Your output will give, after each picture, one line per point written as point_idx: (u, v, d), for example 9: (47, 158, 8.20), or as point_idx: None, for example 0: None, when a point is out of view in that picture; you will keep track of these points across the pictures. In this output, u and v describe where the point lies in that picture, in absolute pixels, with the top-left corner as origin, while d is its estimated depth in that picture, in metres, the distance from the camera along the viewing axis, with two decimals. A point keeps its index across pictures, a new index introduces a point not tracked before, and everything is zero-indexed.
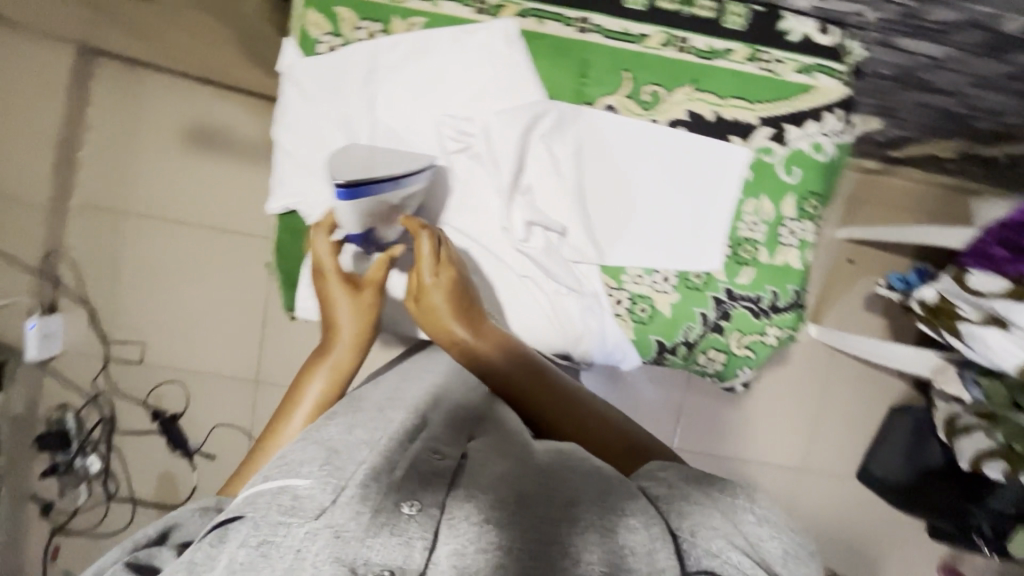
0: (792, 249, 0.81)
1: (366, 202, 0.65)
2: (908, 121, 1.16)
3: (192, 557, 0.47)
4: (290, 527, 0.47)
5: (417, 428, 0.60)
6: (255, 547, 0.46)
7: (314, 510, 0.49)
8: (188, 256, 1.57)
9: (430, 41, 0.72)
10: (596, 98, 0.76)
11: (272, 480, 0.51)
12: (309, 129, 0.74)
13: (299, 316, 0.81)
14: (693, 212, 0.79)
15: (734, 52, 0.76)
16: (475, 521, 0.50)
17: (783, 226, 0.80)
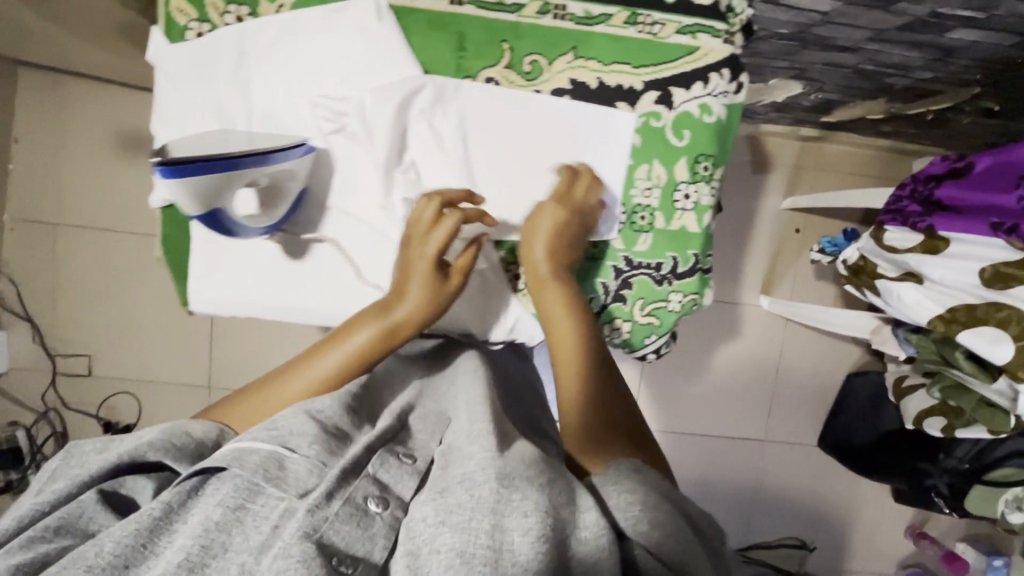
0: (688, 214, 0.80)
1: (199, 180, 0.59)
2: (825, 83, 1.15)
3: (160, 508, 0.46)
4: (268, 499, 0.46)
5: (393, 426, 0.57)
6: (226, 514, 0.45)
7: (298, 485, 0.47)
8: (130, 264, 1.56)
9: (298, 20, 0.71)
10: (476, 71, 0.75)
11: (261, 442, 0.49)
12: (184, 117, 0.73)
13: (195, 311, 0.78)
14: (585, 180, 0.78)
15: (612, 16, 0.75)
16: (432, 521, 0.45)
17: (677, 190, 0.80)
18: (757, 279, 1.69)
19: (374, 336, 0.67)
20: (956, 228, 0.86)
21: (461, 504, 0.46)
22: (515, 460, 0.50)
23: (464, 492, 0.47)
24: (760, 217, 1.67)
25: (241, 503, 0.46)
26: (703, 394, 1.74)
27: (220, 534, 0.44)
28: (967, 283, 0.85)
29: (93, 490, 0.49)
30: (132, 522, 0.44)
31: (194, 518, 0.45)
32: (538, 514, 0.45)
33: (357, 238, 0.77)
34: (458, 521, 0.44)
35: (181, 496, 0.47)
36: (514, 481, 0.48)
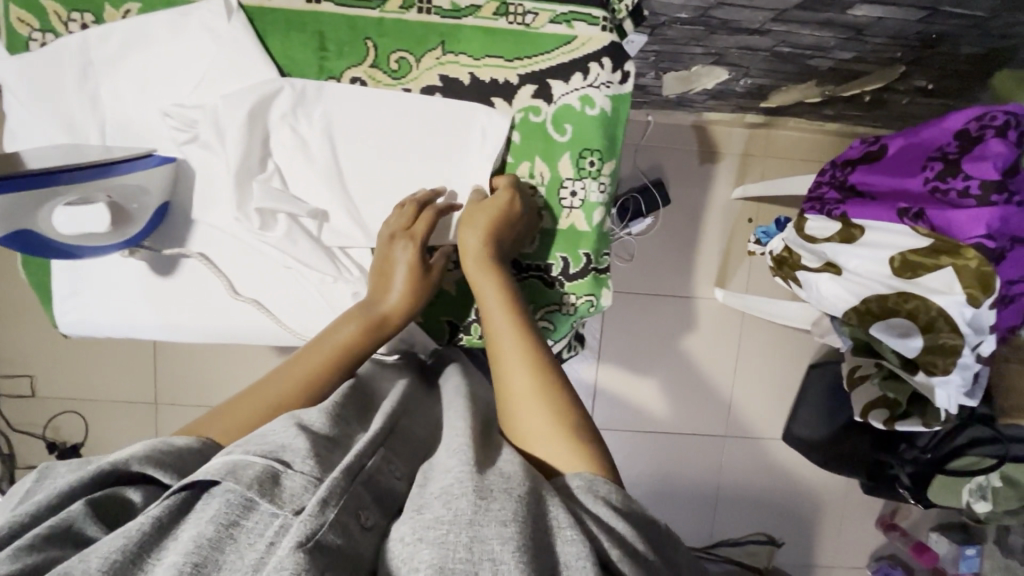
0: (577, 211, 0.77)
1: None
2: (750, 68, 1.11)
3: (149, 524, 0.41)
4: (257, 513, 0.41)
5: (387, 435, 0.53)
6: (218, 530, 0.40)
7: (292, 501, 0.42)
8: None
9: (144, 25, 0.67)
10: (340, 72, 0.72)
11: (253, 454, 0.45)
12: (29, 131, 0.69)
13: (67, 334, 0.76)
14: (461, 181, 0.74)
15: (481, 8, 0.71)
16: (410, 538, 0.40)
17: (562, 188, 0.76)
18: (711, 272, 1.65)
19: (357, 333, 0.66)
20: (869, 216, 0.82)
21: (439, 519, 0.41)
22: (498, 475, 0.46)
23: (443, 505, 0.42)
24: (710, 207, 1.62)
25: (234, 519, 0.41)
26: (662, 390, 1.69)
27: (211, 551, 0.39)
28: (879, 273, 0.82)
29: (84, 500, 0.43)
30: (120, 538, 0.39)
31: (186, 534, 0.41)
32: (518, 524, 0.41)
33: (227, 251, 0.74)
34: (435, 536, 0.40)
35: (171, 512, 0.42)
36: (493, 493, 0.43)
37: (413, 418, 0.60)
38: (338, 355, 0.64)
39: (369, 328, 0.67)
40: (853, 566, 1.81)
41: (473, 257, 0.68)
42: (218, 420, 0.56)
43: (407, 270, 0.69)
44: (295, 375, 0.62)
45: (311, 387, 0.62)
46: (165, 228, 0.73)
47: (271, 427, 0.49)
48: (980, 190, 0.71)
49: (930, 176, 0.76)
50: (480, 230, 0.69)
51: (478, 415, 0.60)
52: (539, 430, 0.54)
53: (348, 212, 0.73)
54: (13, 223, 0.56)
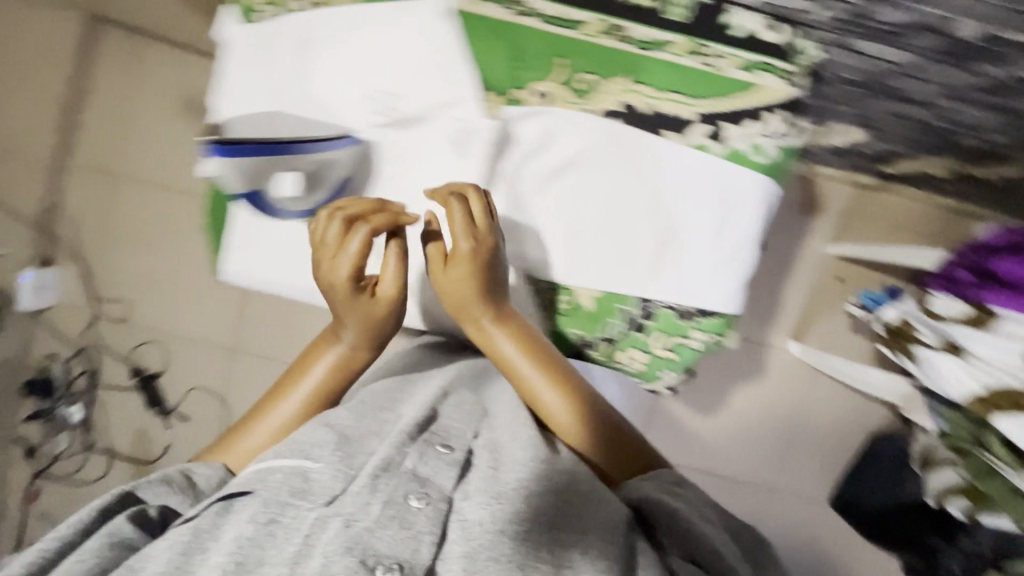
0: (717, 319, 0.79)
1: (243, 161, 0.67)
2: (890, 135, 1.11)
3: (187, 535, 0.57)
4: (300, 509, 0.57)
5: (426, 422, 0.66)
6: (257, 528, 0.55)
7: (327, 496, 0.57)
8: (164, 222, 1.49)
9: (361, 16, 0.72)
10: (528, 83, 0.75)
11: (279, 461, 0.61)
12: (242, 93, 0.75)
13: (226, 280, 0.81)
14: (661, 234, 0.77)
15: (673, 44, 0.72)
16: (489, 529, 0.55)
17: (735, 272, 0.78)
18: (789, 322, 1.64)
19: (329, 373, 0.77)
20: (1008, 305, 0.83)
21: (515, 514, 0.57)
22: (564, 488, 0.62)
23: (517, 501, 0.58)
24: (800, 259, 1.61)
25: (272, 516, 0.56)
26: (717, 429, 1.69)
27: (254, 549, 0.54)
28: (1011, 365, 0.81)
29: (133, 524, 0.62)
30: (171, 539, 0.57)
31: (224, 535, 0.57)
32: (603, 560, 0.57)
33: None
34: (514, 536, 0.56)
35: (210, 516, 0.59)
36: (564, 517, 0.59)
37: (452, 407, 0.70)
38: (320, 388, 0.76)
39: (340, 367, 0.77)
40: None
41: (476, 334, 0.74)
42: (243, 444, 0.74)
43: (390, 286, 0.73)
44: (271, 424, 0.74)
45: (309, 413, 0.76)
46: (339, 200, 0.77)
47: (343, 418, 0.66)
48: None
49: None
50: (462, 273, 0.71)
51: None
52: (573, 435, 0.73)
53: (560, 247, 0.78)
54: (255, 182, 0.70)
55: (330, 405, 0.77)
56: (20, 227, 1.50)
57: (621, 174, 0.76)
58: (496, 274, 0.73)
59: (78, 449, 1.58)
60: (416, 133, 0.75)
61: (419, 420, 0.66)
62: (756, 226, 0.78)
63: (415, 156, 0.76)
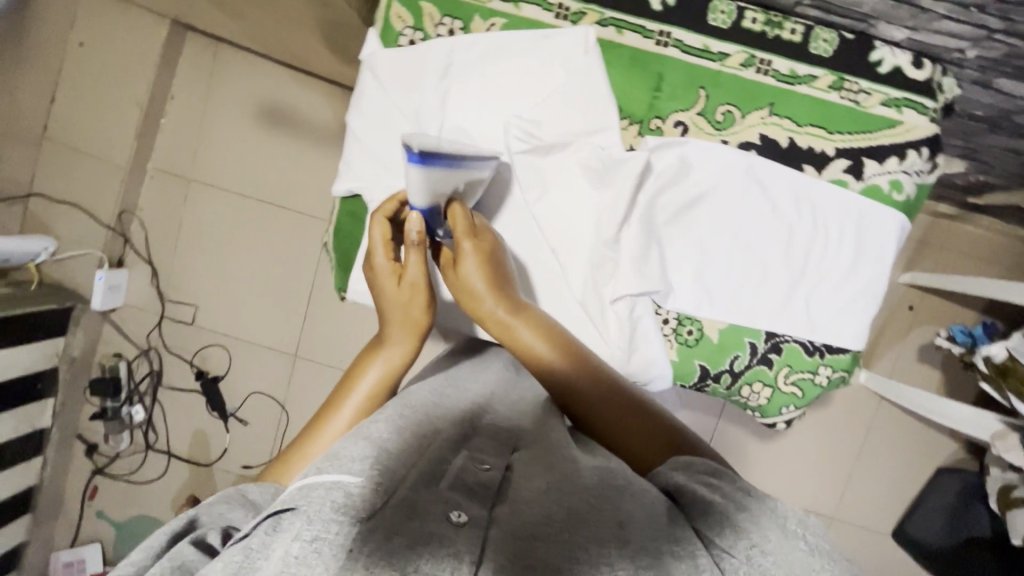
0: (845, 355, 0.79)
1: (434, 172, 0.60)
2: (993, 168, 1.09)
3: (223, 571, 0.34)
4: (341, 526, 0.35)
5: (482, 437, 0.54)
6: (303, 547, 0.34)
7: (365, 509, 0.37)
8: (238, 230, 1.51)
9: (509, 44, 0.73)
10: (667, 113, 0.75)
11: (326, 473, 0.39)
12: (381, 114, 0.76)
13: (348, 300, 0.81)
14: (793, 269, 0.77)
15: (817, 78, 0.73)
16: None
17: (865, 308, 0.78)
18: (857, 349, 1.62)
19: (384, 372, 0.67)
20: None
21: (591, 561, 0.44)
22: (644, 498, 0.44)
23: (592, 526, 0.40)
24: None
25: (318, 533, 0.35)
26: (777, 454, 1.66)
27: (301, 572, 0.33)
28: None
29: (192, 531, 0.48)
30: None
31: (272, 558, 0.34)
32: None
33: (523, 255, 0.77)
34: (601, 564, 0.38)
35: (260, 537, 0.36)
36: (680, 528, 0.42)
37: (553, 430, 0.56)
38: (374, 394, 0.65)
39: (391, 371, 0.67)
40: None
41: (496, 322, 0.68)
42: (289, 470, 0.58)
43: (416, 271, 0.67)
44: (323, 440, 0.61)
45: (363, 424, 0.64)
46: None
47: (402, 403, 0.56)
48: None
49: None
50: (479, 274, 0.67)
51: None
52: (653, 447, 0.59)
53: (693, 277, 0.77)
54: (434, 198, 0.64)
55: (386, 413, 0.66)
56: (96, 228, 1.43)
57: (757, 208, 0.76)
58: (500, 264, 0.70)
59: (139, 448, 1.54)
60: (553, 160, 0.75)
61: (454, 435, 0.50)
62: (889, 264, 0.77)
63: (550, 184, 0.75)
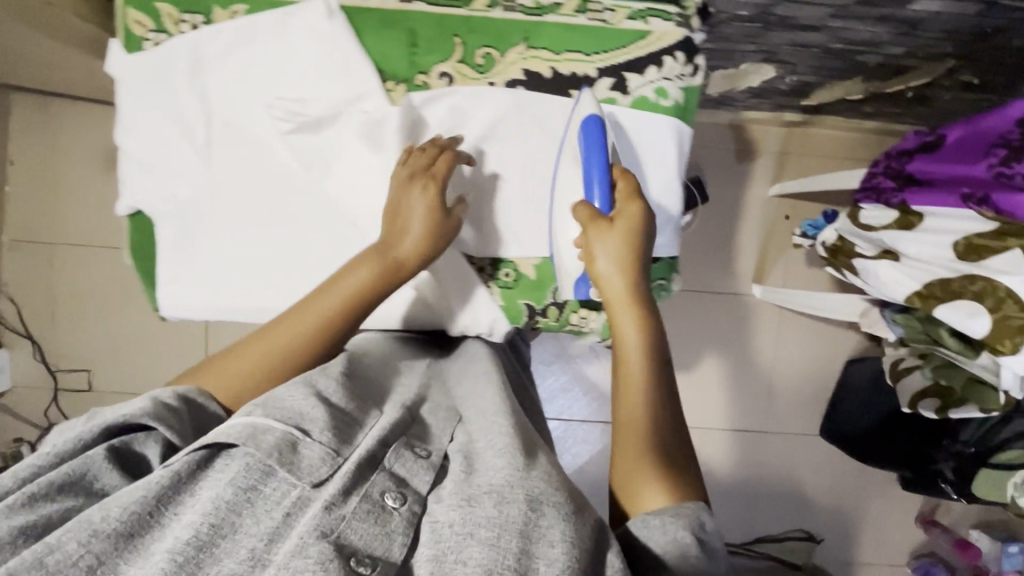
0: (659, 265, 0.83)
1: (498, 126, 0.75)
2: (798, 66, 1.14)
3: (167, 477, 0.43)
4: (273, 479, 0.44)
5: (405, 422, 0.54)
6: (237, 492, 0.42)
7: (314, 475, 0.45)
8: (117, 283, 1.46)
9: (253, 28, 0.72)
10: (430, 67, 0.76)
11: (273, 420, 0.47)
12: (143, 124, 0.74)
13: (165, 317, 0.80)
14: None
15: (562, 6, 0.75)
16: (459, 530, 0.43)
17: (666, 217, 0.81)
18: (750, 267, 1.67)
19: (339, 300, 0.63)
20: (929, 202, 0.85)
21: (490, 518, 0.43)
22: (542, 479, 0.47)
23: (494, 505, 0.44)
24: (748, 205, 1.65)
25: (252, 482, 0.43)
26: (701, 385, 1.71)
27: (229, 514, 0.41)
28: (943, 256, 0.84)
29: (105, 446, 0.45)
30: (139, 490, 0.42)
31: (202, 493, 0.43)
32: (566, 545, 0.42)
33: (326, 233, 0.77)
34: (486, 536, 0.42)
35: (191, 466, 0.44)
36: (543, 506, 0.45)
37: (431, 412, 0.59)
38: (332, 320, 0.62)
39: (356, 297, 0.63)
40: (892, 564, 1.81)
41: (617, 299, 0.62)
42: (216, 373, 0.58)
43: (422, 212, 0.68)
44: (250, 361, 0.59)
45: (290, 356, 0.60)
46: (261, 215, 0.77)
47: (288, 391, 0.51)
48: None
49: (992, 163, 0.78)
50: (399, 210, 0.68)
51: None
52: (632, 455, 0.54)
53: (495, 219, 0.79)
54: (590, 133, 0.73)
55: (324, 349, 0.62)
56: None
57: (538, 140, 0.77)
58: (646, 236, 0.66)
59: None
60: (328, 135, 0.75)
61: (403, 417, 0.54)
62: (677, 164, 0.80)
63: (331, 159, 0.75)
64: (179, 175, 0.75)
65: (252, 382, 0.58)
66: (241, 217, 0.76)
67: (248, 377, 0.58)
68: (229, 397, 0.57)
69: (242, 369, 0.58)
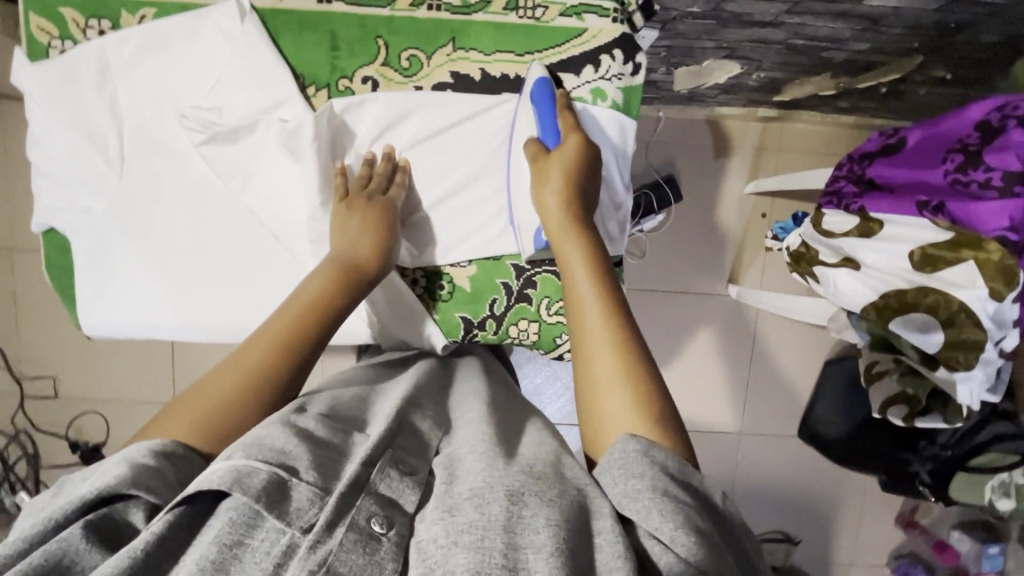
0: None
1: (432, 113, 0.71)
2: (763, 62, 1.09)
3: (147, 545, 0.37)
4: (264, 530, 0.39)
5: (391, 432, 0.51)
6: (222, 551, 0.37)
7: (302, 519, 0.40)
8: None
9: (162, 33, 0.68)
10: (353, 71, 0.72)
11: (257, 462, 0.42)
12: (50, 136, 0.70)
13: (89, 336, 0.77)
14: None
15: (491, 3, 0.71)
16: (443, 542, 0.39)
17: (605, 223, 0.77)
18: (726, 266, 1.63)
19: (305, 314, 0.59)
20: (888, 209, 0.81)
21: (473, 523, 0.39)
22: (522, 473, 0.44)
23: (475, 508, 0.41)
24: (724, 202, 1.61)
25: (237, 538, 0.38)
26: (678, 386, 1.68)
27: (217, 574, 0.36)
28: (900, 267, 0.80)
29: (79, 523, 0.38)
30: (123, 559, 0.36)
31: (189, 559, 0.38)
32: (552, 529, 0.39)
33: (253, 246, 0.74)
34: (471, 540, 0.38)
35: (172, 527, 0.39)
36: (523, 495, 0.42)
37: (420, 418, 0.57)
38: (297, 333, 0.57)
39: (314, 306, 0.60)
40: (873, 564, 1.79)
41: (554, 227, 0.63)
42: (171, 421, 0.49)
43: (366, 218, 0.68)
44: (216, 394, 0.51)
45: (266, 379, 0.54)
46: (181, 228, 0.74)
47: (267, 431, 0.46)
48: (1002, 181, 0.70)
49: (950, 169, 0.75)
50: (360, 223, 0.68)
51: (484, 419, 0.57)
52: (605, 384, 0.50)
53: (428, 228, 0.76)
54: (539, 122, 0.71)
55: (298, 365, 0.56)
56: None
57: (471, 145, 0.74)
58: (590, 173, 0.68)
59: None
60: (246, 145, 0.71)
61: (387, 429, 0.51)
62: (616, 165, 0.76)
63: (251, 171, 0.72)
64: (93, 189, 0.72)
65: (231, 419, 0.51)
66: (160, 231, 0.73)
67: (220, 414, 0.50)
68: (195, 440, 0.48)
69: (201, 408, 0.50)
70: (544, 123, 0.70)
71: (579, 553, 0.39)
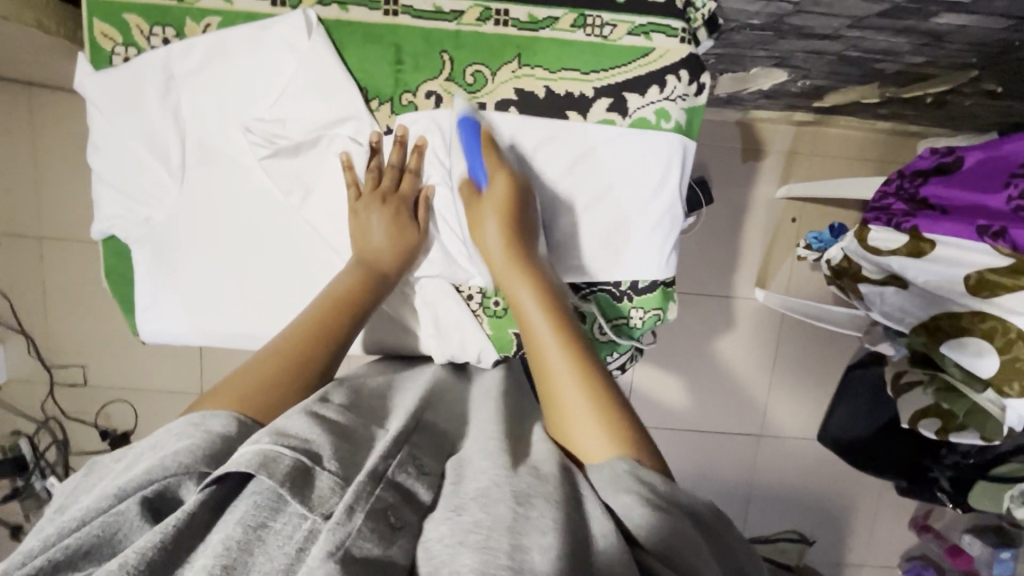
0: (654, 295, 0.79)
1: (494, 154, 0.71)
2: (811, 71, 1.08)
3: (180, 524, 0.37)
4: (287, 512, 0.38)
5: (410, 429, 0.49)
6: (247, 532, 0.36)
7: (322, 501, 0.38)
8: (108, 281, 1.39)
9: (227, 43, 0.68)
10: (417, 86, 0.71)
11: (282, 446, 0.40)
12: (111, 143, 0.70)
13: (145, 341, 0.78)
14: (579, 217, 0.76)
15: (558, 19, 0.70)
16: (449, 543, 0.37)
17: (666, 248, 0.78)
18: (753, 270, 1.63)
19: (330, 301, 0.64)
20: (941, 230, 0.80)
21: (479, 524, 0.38)
22: (531, 476, 0.44)
23: (482, 510, 0.39)
24: (754, 206, 1.59)
25: (262, 520, 0.37)
26: (701, 387, 1.68)
27: (242, 554, 0.35)
28: (955, 290, 0.81)
29: (137, 498, 0.38)
30: (156, 535, 0.35)
31: (213, 538, 0.37)
32: (559, 531, 0.38)
33: (309, 261, 0.75)
34: (477, 541, 0.36)
35: (202, 509, 0.38)
36: (532, 498, 0.41)
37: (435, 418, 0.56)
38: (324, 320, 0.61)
39: (344, 297, 0.65)
40: (882, 565, 1.82)
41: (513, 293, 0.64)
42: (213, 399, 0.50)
43: (387, 223, 0.70)
44: (256, 371, 0.54)
45: (299, 375, 0.55)
46: (238, 239, 0.74)
47: (288, 418, 0.44)
48: None
49: (1014, 195, 0.74)
50: (380, 227, 0.70)
51: None
52: (579, 414, 0.53)
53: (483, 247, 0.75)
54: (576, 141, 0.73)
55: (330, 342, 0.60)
56: None
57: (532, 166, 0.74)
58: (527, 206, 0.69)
59: None
60: (307, 159, 0.72)
61: (405, 426, 0.49)
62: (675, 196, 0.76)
63: (314, 184, 0.73)
64: (154, 199, 0.72)
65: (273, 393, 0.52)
66: (218, 241, 0.73)
67: (266, 384, 0.53)
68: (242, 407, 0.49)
69: (243, 384, 0.52)
70: (473, 160, 0.69)
71: (579, 552, 0.37)
